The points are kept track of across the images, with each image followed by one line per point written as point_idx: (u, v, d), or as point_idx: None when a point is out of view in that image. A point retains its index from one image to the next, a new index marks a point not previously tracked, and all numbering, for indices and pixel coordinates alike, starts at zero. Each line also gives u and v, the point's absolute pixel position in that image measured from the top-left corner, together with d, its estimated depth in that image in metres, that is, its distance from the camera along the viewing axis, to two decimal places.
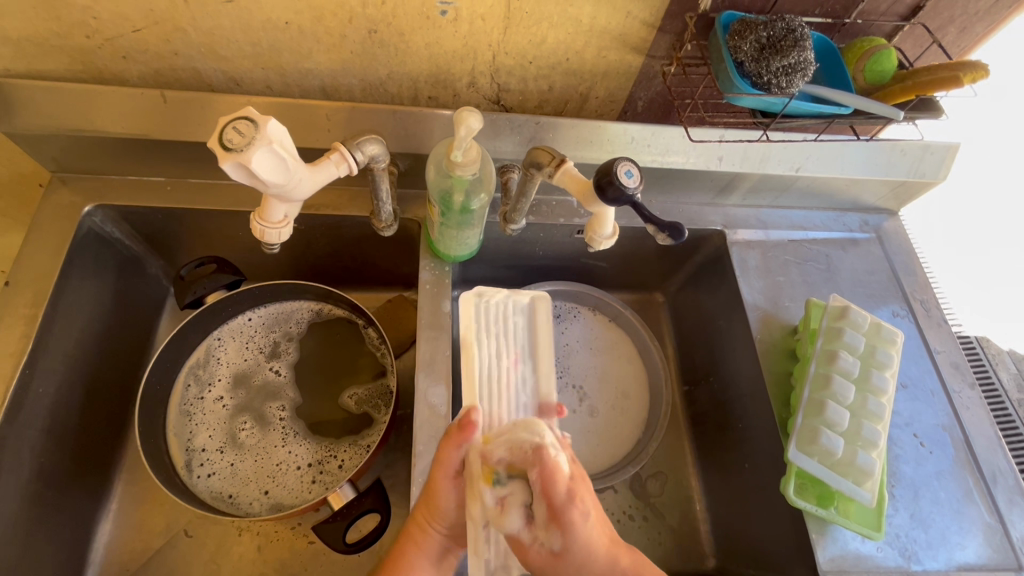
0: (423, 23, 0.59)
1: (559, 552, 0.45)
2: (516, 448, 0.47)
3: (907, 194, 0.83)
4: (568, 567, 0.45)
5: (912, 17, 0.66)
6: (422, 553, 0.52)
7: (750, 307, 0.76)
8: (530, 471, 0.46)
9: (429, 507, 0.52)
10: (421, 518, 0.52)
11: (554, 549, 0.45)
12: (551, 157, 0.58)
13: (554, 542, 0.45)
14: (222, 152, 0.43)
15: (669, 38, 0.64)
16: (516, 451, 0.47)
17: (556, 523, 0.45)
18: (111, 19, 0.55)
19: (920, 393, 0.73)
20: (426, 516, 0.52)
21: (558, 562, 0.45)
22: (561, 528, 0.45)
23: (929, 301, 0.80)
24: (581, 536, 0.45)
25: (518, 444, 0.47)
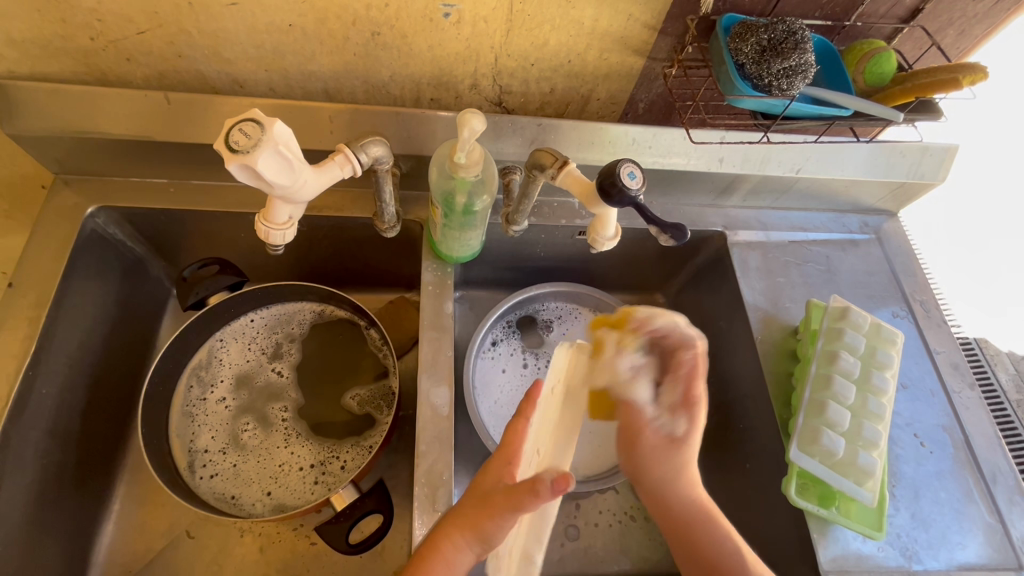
0: (426, 25, 0.60)
1: (680, 436, 0.57)
2: (659, 345, 0.59)
3: (907, 195, 0.83)
4: (674, 453, 0.57)
5: (911, 19, 0.67)
6: (456, 570, 0.48)
7: (750, 308, 0.76)
8: (681, 361, 0.58)
9: (484, 523, 0.48)
10: (470, 532, 0.48)
11: (675, 433, 0.58)
12: (554, 159, 0.58)
13: (678, 426, 0.58)
14: (227, 153, 0.43)
15: (671, 41, 0.65)
16: (663, 347, 0.59)
17: (685, 411, 0.58)
18: (116, 21, 0.56)
19: (920, 393, 0.74)
20: (477, 533, 0.48)
21: (672, 445, 0.57)
22: (690, 420, 0.58)
23: (928, 301, 0.81)
24: (693, 432, 0.58)
25: (647, 361, 0.58)
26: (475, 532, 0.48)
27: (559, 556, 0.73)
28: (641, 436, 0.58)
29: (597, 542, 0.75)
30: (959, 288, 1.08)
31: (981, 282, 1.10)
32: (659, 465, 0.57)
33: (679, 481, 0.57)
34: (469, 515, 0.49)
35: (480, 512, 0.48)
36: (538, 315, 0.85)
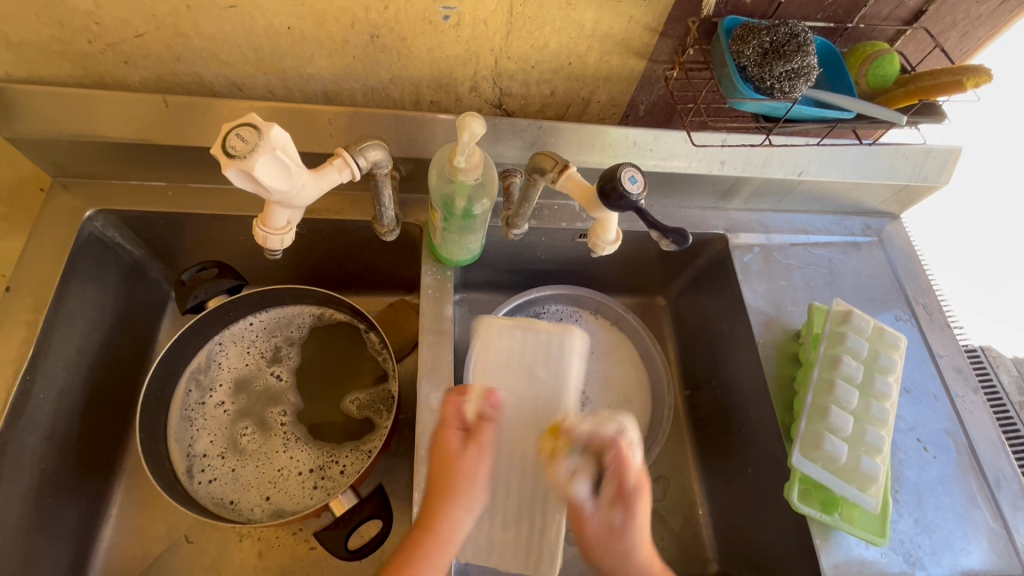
0: (426, 27, 0.59)
1: (618, 526, 0.54)
2: (593, 438, 0.55)
3: (910, 198, 0.83)
4: (617, 544, 0.54)
5: (914, 21, 0.67)
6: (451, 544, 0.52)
7: (752, 312, 0.76)
8: (606, 454, 0.54)
9: (461, 482, 0.53)
10: (453, 496, 0.53)
11: (613, 525, 0.54)
12: (555, 163, 0.58)
13: (615, 517, 0.54)
14: (225, 158, 0.43)
15: (673, 42, 0.64)
16: (596, 441, 0.55)
17: (621, 503, 0.54)
18: (114, 24, 0.55)
19: (923, 397, 0.73)
20: (462, 495, 0.53)
21: (612, 537, 0.54)
22: (625, 509, 0.54)
23: (931, 305, 0.80)
24: (636, 522, 0.54)
25: (596, 432, 0.55)
26: (455, 496, 0.53)
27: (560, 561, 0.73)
28: (590, 534, 0.55)
29: None
30: (964, 289, 1.07)
31: (984, 285, 1.09)
32: (604, 556, 0.55)
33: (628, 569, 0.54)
34: (441, 482, 0.53)
35: (449, 471, 0.53)
36: (538, 318, 0.85)
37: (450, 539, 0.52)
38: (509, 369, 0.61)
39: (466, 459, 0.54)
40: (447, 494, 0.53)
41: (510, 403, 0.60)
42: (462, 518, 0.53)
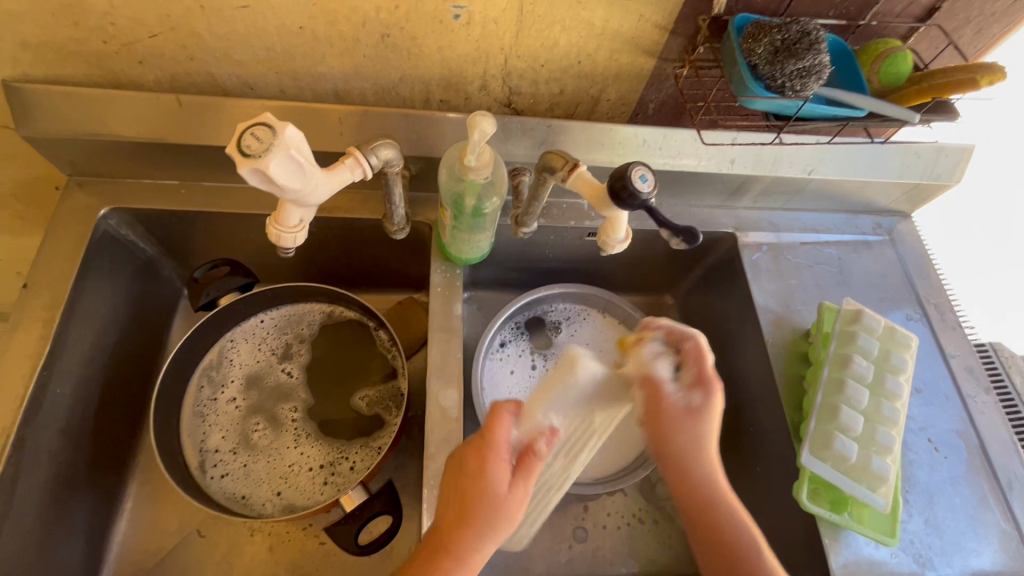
0: (437, 27, 0.60)
1: (697, 407, 0.54)
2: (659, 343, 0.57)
3: (922, 196, 0.82)
4: (697, 426, 0.55)
5: (928, 18, 0.66)
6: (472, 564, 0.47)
7: (762, 311, 0.76)
8: (685, 343, 0.56)
9: (498, 515, 0.47)
10: (486, 530, 0.47)
11: (692, 406, 0.55)
12: (564, 162, 0.58)
13: (695, 398, 0.55)
14: (239, 157, 0.43)
15: (682, 41, 0.64)
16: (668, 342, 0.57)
17: (701, 386, 0.55)
18: (129, 25, 0.56)
19: (934, 397, 0.73)
20: (494, 529, 0.47)
21: (691, 416, 0.54)
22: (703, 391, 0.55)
23: (943, 305, 0.80)
24: (714, 404, 0.55)
25: (675, 328, 0.58)
26: (489, 529, 0.47)
27: (567, 558, 0.73)
28: (664, 417, 0.55)
29: (606, 545, 0.75)
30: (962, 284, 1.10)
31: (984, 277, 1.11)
32: (679, 437, 0.55)
33: (702, 455, 0.55)
34: (476, 515, 0.47)
35: (488, 503, 0.47)
36: (547, 316, 0.85)
37: (472, 568, 0.47)
38: (572, 410, 0.55)
39: (508, 491, 0.48)
40: (485, 530, 0.47)
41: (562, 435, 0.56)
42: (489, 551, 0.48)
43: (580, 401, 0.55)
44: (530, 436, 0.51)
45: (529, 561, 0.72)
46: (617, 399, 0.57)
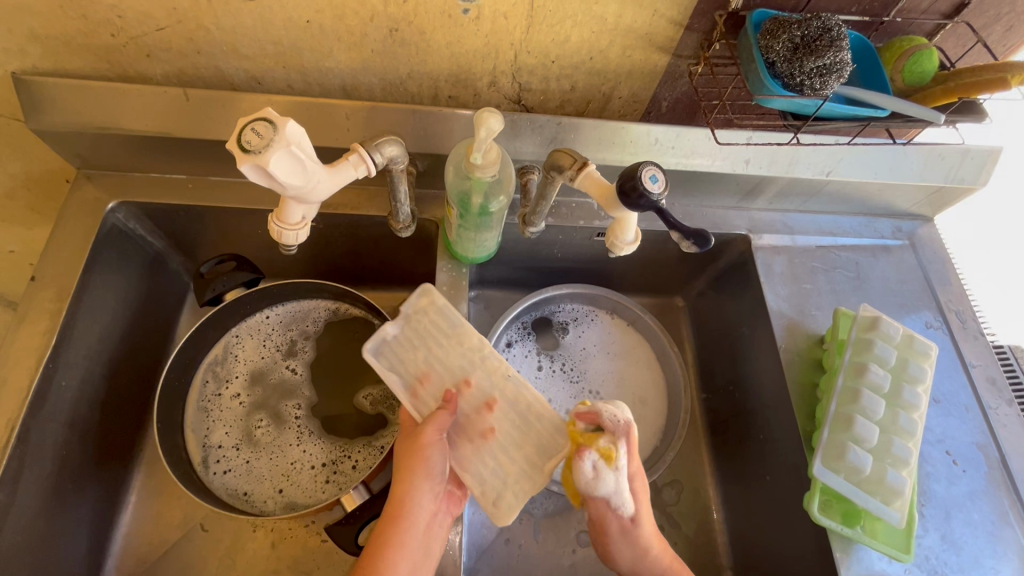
0: (445, 21, 0.59)
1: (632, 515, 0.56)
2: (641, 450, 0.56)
3: (944, 200, 0.80)
4: (636, 536, 0.57)
5: (956, 15, 0.63)
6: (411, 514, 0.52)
7: (775, 315, 0.74)
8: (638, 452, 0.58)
9: (421, 464, 0.53)
10: (413, 477, 0.52)
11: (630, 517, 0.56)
12: (573, 160, 0.55)
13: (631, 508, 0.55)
14: (239, 154, 0.39)
15: (697, 37, 0.63)
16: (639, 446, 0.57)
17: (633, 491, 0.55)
18: (136, 18, 0.55)
19: (953, 409, 0.70)
20: (413, 474, 0.52)
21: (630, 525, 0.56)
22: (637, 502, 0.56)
23: (965, 312, 0.77)
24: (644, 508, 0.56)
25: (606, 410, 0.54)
26: (419, 474, 0.53)
27: (571, 563, 0.72)
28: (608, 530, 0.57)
29: None
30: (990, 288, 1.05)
31: None
32: (623, 549, 0.58)
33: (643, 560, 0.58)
34: (404, 466, 0.53)
35: (413, 457, 0.53)
36: (554, 317, 0.84)
37: (402, 517, 0.51)
38: (419, 345, 0.62)
39: (425, 440, 0.53)
40: (408, 477, 0.52)
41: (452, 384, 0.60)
42: (424, 500, 0.53)
43: (399, 355, 0.61)
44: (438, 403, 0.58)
45: (532, 565, 0.71)
46: (440, 314, 0.64)
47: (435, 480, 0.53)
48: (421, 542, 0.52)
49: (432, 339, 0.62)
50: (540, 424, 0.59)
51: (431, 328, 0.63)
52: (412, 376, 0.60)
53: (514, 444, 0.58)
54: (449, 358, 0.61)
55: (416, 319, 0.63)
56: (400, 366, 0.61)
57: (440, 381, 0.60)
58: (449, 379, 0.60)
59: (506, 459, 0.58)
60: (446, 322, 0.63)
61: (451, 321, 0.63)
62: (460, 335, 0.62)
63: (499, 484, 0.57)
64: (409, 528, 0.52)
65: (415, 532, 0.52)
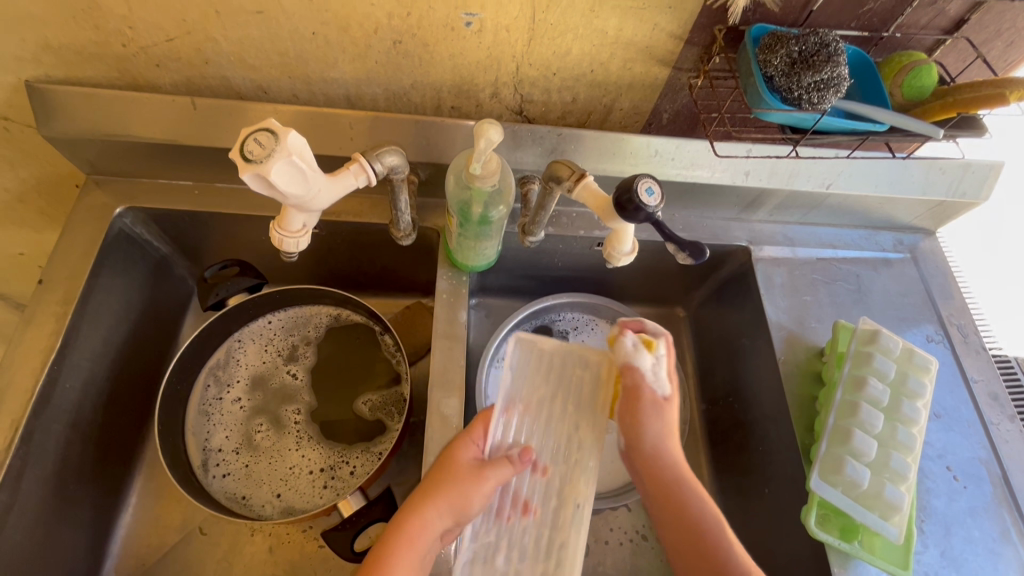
0: (448, 34, 0.60)
1: (665, 399, 0.55)
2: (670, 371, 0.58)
3: (946, 213, 0.80)
4: (665, 414, 0.55)
5: (955, 31, 0.64)
6: (424, 539, 0.49)
7: (774, 327, 0.74)
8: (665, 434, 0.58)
9: (461, 496, 0.51)
10: (442, 502, 0.51)
11: (665, 399, 0.55)
12: (571, 171, 0.56)
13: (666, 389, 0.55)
14: (241, 163, 0.39)
15: (697, 50, 0.63)
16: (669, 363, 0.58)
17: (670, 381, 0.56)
18: (146, 29, 0.57)
19: (955, 424, 0.70)
20: (450, 506, 0.51)
21: (662, 406, 0.55)
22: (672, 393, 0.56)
23: (967, 326, 0.77)
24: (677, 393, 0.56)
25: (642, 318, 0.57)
26: (451, 506, 0.51)
27: None
28: (639, 405, 0.55)
29: (607, 561, 0.75)
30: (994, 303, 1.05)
31: None
32: (652, 424, 0.54)
33: (669, 439, 0.55)
34: (442, 487, 0.51)
35: (459, 487, 0.51)
36: (554, 326, 0.85)
37: (415, 540, 0.49)
38: (551, 388, 0.60)
39: (486, 479, 0.52)
40: (442, 504, 0.50)
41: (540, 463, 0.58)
42: (440, 529, 0.50)
43: (534, 370, 0.60)
44: (515, 452, 0.56)
45: None
46: (587, 385, 0.60)
47: (458, 518, 0.51)
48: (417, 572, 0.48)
49: (562, 397, 0.60)
50: (557, 568, 0.55)
51: (570, 387, 0.60)
52: (522, 400, 0.59)
53: (518, 550, 0.56)
54: (557, 427, 0.59)
55: (572, 366, 0.61)
56: (524, 380, 0.60)
57: (534, 436, 0.58)
58: (542, 441, 0.58)
59: (502, 554, 0.56)
60: (590, 400, 0.60)
61: (591, 403, 0.59)
62: (585, 419, 0.59)
63: (483, 557, 0.55)
64: (415, 548, 0.49)
65: (418, 560, 0.49)
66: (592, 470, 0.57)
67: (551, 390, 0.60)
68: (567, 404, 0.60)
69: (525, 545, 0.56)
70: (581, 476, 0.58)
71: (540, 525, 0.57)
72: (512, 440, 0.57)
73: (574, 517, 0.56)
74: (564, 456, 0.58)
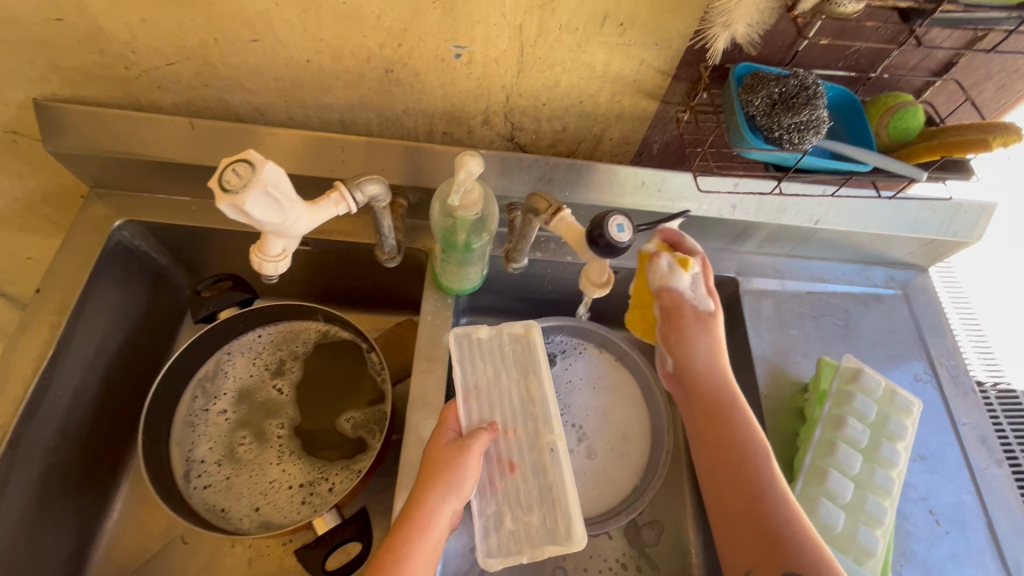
0: (438, 65, 0.61)
1: (711, 312, 0.59)
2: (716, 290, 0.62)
3: (939, 251, 0.79)
4: (710, 329, 0.59)
5: (944, 73, 0.64)
6: (438, 525, 0.51)
7: (757, 360, 0.73)
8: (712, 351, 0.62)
9: (454, 475, 0.54)
10: (442, 486, 0.53)
11: (708, 312, 0.59)
12: (548, 205, 0.57)
13: (710, 305, 0.60)
14: (218, 193, 0.40)
15: (684, 86, 0.64)
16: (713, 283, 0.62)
17: (712, 293, 0.60)
18: (148, 53, 0.59)
19: (940, 466, 0.69)
20: (447, 485, 0.53)
21: (706, 322, 0.59)
22: (717, 304, 0.60)
23: (956, 366, 0.76)
24: (721, 309, 0.61)
25: (682, 239, 0.63)
26: (449, 488, 0.53)
27: None
28: (682, 322, 0.60)
29: None
30: None
31: None
32: (699, 340, 0.59)
33: (717, 357, 0.59)
34: (436, 474, 0.54)
35: (449, 467, 0.54)
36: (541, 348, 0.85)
37: (431, 524, 0.51)
38: (495, 367, 0.67)
39: (470, 454, 0.56)
40: (440, 488, 0.52)
41: (505, 430, 0.64)
42: (447, 509, 0.52)
43: (474, 360, 0.67)
44: (484, 423, 0.61)
45: None
46: (527, 356, 0.68)
47: (461, 498, 0.53)
48: (435, 552, 0.51)
49: (505, 371, 0.67)
50: (556, 506, 0.60)
51: (512, 362, 0.68)
52: (473, 386, 0.65)
53: (521, 509, 0.61)
54: (509, 396, 0.66)
55: (502, 343, 0.68)
56: (469, 370, 0.66)
57: (493, 409, 0.64)
58: (501, 412, 0.64)
59: (507, 514, 0.60)
60: (534, 366, 0.67)
61: (534, 368, 0.67)
62: (534, 383, 0.67)
63: (493, 524, 0.60)
64: (429, 534, 0.51)
65: (433, 541, 0.51)
66: (552, 412, 0.64)
67: (499, 369, 0.67)
68: (513, 376, 0.67)
69: (526, 502, 0.61)
70: (544, 429, 0.64)
71: (533, 482, 0.62)
72: (477, 416, 0.63)
73: (552, 459, 0.63)
74: (523, 416, 0.65)
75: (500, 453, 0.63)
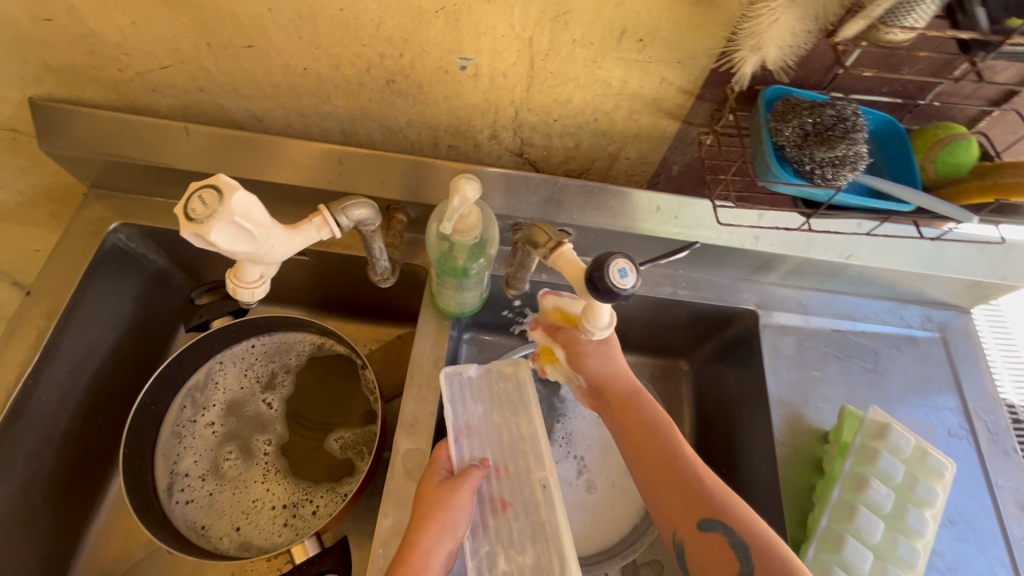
0: (442, 76, 0.57)
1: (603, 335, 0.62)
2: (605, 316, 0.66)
3: (984, 293, 0.72)
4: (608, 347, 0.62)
5: (1004, 102, 0.57)
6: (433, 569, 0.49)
7: (774, 403, 0.68)
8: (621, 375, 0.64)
9: (448, 516, 0.52)
10: (436, 527, 0.51)
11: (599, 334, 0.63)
12: (549, 238, 0.53)
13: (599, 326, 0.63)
14: (182, 221, 0.38)
15: (709, 106, 0.59)
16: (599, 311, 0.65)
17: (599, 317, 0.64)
18: (142, 56, 0.57)
19: (971, 534, 0.63)
20: (442, 523, 0.51)
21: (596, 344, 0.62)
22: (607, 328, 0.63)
23: (996, 422, 0.69)
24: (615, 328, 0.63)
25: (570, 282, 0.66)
26: (443, 528, 0.51)
27: None
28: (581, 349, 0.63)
29: None
30: None
31: None
32: (596, 357, 0.62)
33: (616, 363, 0.62)
34: (428, 514, 0.51)
35: (444, 508, 0.52)
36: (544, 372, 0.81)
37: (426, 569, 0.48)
38: (488, 402, 0.64)
39: (460, 495, 0.53)
40: (434, 529, 0.50)
41: (498, 468, 0.60)
42: (442, 550, 0.50)
43: (464, 399, 0.63)
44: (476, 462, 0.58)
45: None
46: (518, 389, 0.65)
47: (455, 538, 0.51)
48: None
49: (496, 407, 0.64)
50: (549, 546, 0.55)
51: (502, 395, 0.64)
52: (463, 423, 0.61)
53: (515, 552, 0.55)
54: (500, 433, 0.62)
55: (492, 380, 0.65)
56: (459, 408, 0.62)
57: (485, 447, 0.61)
58: (493, 450, 0.61)
59: (502, 557, 0.55)
60: (527, 399, 0.63)
61: (523, 400, 0.64)
62: (529, 416, 0.62)
63: (488, 567, 0.55)
64: None
65: None
66: (542, 444, 0.60)
67: (492, 407, 0.63)
68: (503, 412, 0.63)
69: (519, 542, 0.56)
70: (535, 466, 0.59)
71: (528, 524, 0.57)
72: (467, 453, 0.59)
73: (546, 498, 0.57)
74: (514, 452, 0.61)
75: (493, 491, 0.59)
